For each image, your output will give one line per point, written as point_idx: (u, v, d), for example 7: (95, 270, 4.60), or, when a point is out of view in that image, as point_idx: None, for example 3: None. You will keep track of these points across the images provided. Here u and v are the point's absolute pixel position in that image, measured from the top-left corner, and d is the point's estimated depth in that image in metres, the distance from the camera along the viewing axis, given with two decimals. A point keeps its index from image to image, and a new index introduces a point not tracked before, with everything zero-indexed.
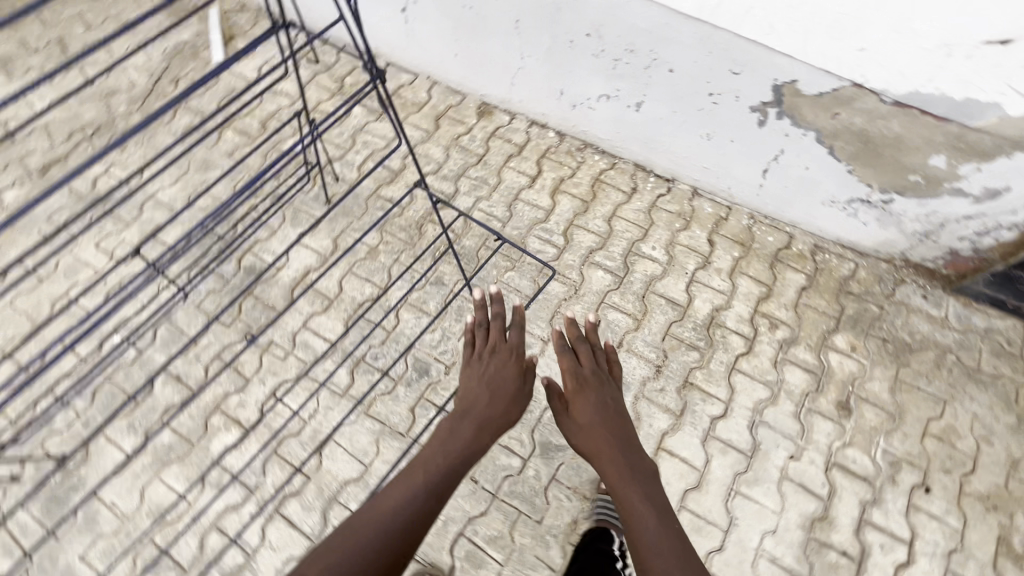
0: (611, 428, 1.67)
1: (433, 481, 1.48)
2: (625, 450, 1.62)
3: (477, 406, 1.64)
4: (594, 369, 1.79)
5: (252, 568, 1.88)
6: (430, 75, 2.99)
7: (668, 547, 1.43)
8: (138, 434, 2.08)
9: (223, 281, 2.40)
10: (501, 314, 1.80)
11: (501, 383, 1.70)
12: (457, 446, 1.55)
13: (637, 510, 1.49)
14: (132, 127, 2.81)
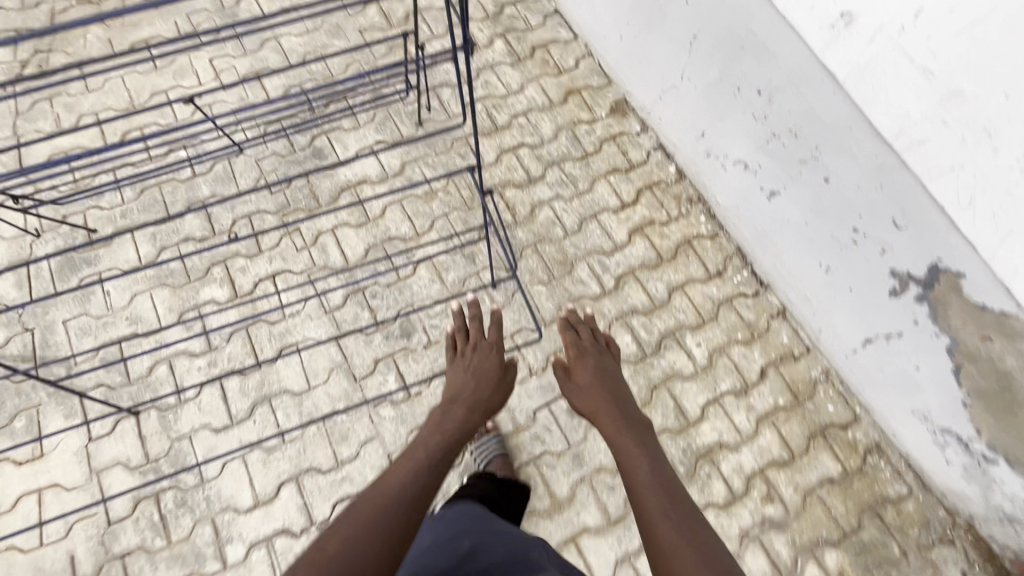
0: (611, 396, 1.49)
1: (429, 461, 1.25)
2: (621, 414, 1.44)
3: (476, 390, 1.51)
4: (597, 350, 1.65)
5: (175, 413, 2.01)
6: (587, 44, 2.68)
7: (667, 493, 1.18)
8: (155, 247, 2.22)
9: (290, 150, 2.42)
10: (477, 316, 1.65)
11: (488, 366, 1.56)
12: (448, 426, 1.38)
13: (633, 467, 1.26)
14: None
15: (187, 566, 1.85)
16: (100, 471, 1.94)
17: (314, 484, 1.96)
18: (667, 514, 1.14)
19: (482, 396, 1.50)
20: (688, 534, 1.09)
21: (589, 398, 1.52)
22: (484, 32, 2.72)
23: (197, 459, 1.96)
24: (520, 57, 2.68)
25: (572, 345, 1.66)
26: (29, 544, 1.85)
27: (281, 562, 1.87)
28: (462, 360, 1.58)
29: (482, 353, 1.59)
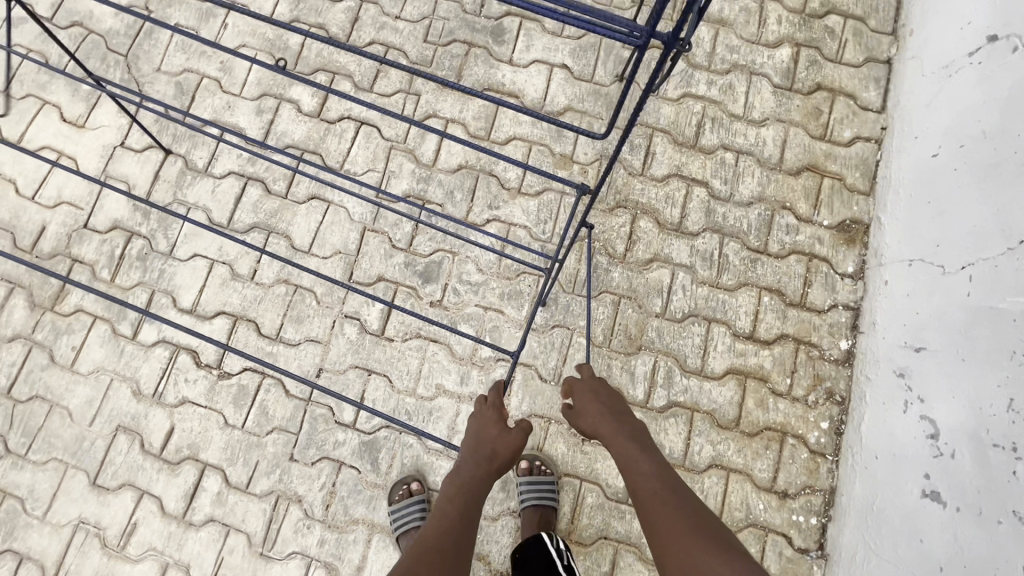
0: (608, 408, 1.29)
1: (459, 518, 1.18)
2: (626, 432, 1.23)
3: (489, 443, 1.30)
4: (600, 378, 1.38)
5: (195, 179, 1.90)
6: (884, 131, 1.89)
7: (670, 506, 1.08)
8: (291, 14, 1.99)
9: (475, 9, 1.99)
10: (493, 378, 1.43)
11: (488, 427, 1.33)
12: (459, 480, 1.23)
13: (644, 497, 1.11)
14: None
15: (108, 311, 1.83)
16: (109, 177, 1.90)
17: (245, 338, 1.80)
18: (678, 532, 1.03)
19: (499, 451, 1.29)
20: (711, 567, 0.96)
21: (592, 429, 1.28)
22: (779, 26, 1.98)
23: (180, 233, 1.87)
24: (792, 84, 1.95)
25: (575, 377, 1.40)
26: (24, 191, 1.89)
27: (171, 374, 1.79)
28: (476, 420, 1.36)
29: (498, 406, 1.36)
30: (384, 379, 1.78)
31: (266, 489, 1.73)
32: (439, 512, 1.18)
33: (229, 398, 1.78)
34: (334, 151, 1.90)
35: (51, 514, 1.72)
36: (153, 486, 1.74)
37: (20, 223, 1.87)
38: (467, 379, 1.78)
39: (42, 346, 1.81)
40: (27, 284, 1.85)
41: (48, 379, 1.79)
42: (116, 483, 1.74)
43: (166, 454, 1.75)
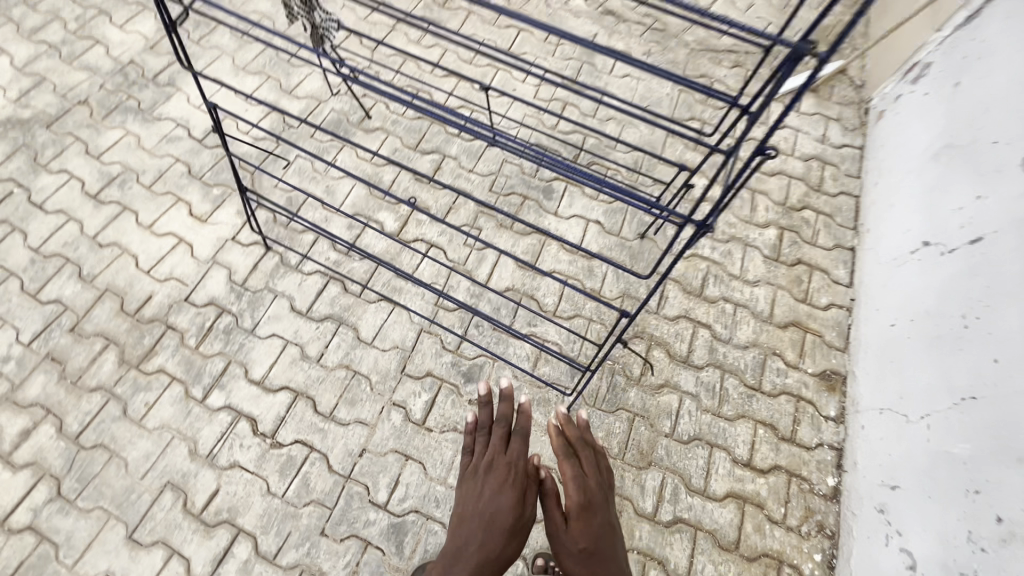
0: (596, 498, 1.47)
1: None
2: (605, 518, 1.46)
3: (488, 510, 1.40)
4: (597, 479, 1.52)
5: (287, 271, 2.27)
6: (855, 302, 2.32)
7: None
8: (389, 158, 2.54)
9: (531, 172, 2.56)
10: (505, 417, 1.61)
11: (500, 494, 1.42)
12: (464, 539, 1.36)
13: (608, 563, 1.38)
14: (674, 52, 2.95)
15: (186, 374, 2.07)
16: (216, 262, 2.28)
17: (303, 413, 2.03)
18: None
19: (495, 523, 1.38)
20: None
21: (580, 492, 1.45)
22: (767, 213, 2.54)
23: (264, 314, 2.19)
24: (778, 257, 2.44)
25: (569, 472, 1.48)
26: (142, 265, 2.25)
27: (229, 438, 1.98)
28: (483, 476, 1.48)
29: (517, 459, 1.49)
30: (419, 465, 1.96)
31: (292, 561, 1.82)
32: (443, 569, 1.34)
33: (276, 466, 1.94)
34: (406, 264, 2.31)
35: (81, 564, 1.79)
36: (185, 546, 1.82)
37: (131, 290, 2.20)
38: None
39: (118, 399, 2.02)
40: (122, 342, 2.11)
41: (116, 430, 1.97)
42: (151, 539, 1.83)
43: (205, 515, 1.86)
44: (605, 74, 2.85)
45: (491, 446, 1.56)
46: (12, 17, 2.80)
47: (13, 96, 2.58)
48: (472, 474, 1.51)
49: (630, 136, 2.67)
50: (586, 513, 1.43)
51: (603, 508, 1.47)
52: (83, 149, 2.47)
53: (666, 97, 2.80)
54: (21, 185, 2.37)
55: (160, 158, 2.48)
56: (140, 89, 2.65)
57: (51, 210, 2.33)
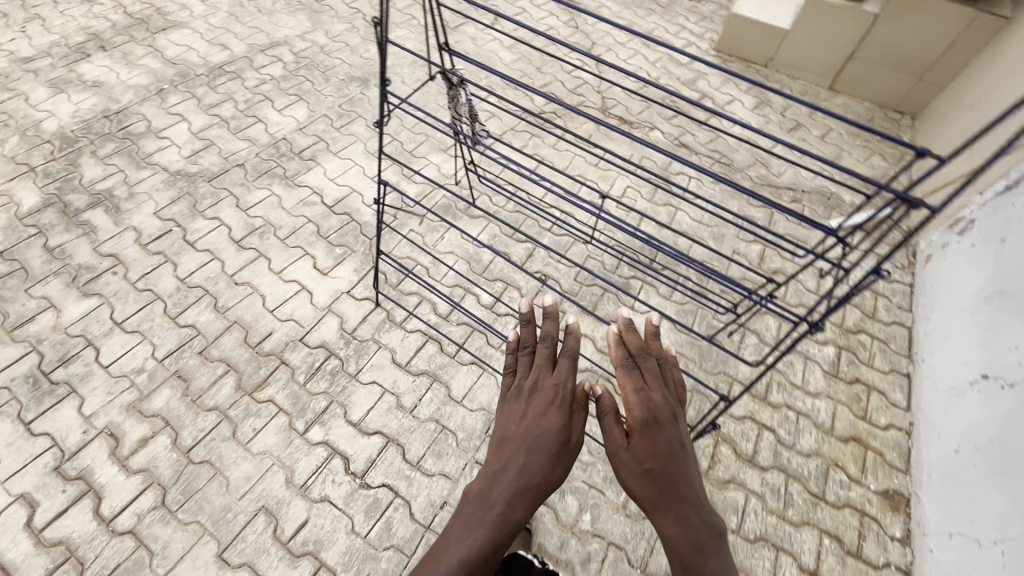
0: (674, 418, 1.25)
1: (497, 498, 1.17)
2: (677, 440, 1.21)
3: (532, 431, 1.26)
4: (664, 395, 1.29)
5: (392, 326, 2.54)
6: (914, 426, 2.44)
7: (690, 517, 1.11)
8: (488, 241, 2.91)
9: (611, 268, 2.87)
10: (552, 334, 1.48)
11: (547, 412, 1.29)
12: (502, 458, 1.23)
13: (678, 491, 1.13)
14: (739, 183, 3.38)
15: (292, 407, 2.26)
16: (331, 309, 2.56)
17: (393, 459, 2.17)
18: (704, 548, 1.08)
19: (540, 440, 1.24)
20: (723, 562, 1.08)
21: (649, 407, 1.24)
22: (825, 331, 2.75)
23: (368, 362, 2.42)
24: (837, 373, 2.61)
25: (630, 385, 1.30)
26: (268, 305, 2.54)
27: (324, 472, 2.12)
28: (526, 396, 1.35)
29: (565, 383, 1.36)
30: None
31: None
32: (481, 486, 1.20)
33: (362, 506, 2.05)
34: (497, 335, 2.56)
35: None
36: (270, 572, 1.90)
37: (256, 325, 2.47)
38: (565, 545, 2.04)
39: (231, 421, 2.20)
40: (241, 369, 2.35)
41: (223, 449, 2.14)
42: (239, 560, 1.92)
43: (292, 544, 1.96)
44: (679, 194, 3.26)
45: (539, 365, 1.44)
46: (194, 93, 3.40)
47: (185, 153, 3.08)
48: (514, 393, 1.37)
49: (700, 249, 3.01)
50: (653, 431, 1.20)
51: (675, 434, 1.21)
52: (234, 203, 2.90)
53: (731, 221, 3.18)
54: (180, 225, 2.77)
55: (295, 217, 2.88)
56: (288, 160, 3.14)
57: (200, 248, 2.70)
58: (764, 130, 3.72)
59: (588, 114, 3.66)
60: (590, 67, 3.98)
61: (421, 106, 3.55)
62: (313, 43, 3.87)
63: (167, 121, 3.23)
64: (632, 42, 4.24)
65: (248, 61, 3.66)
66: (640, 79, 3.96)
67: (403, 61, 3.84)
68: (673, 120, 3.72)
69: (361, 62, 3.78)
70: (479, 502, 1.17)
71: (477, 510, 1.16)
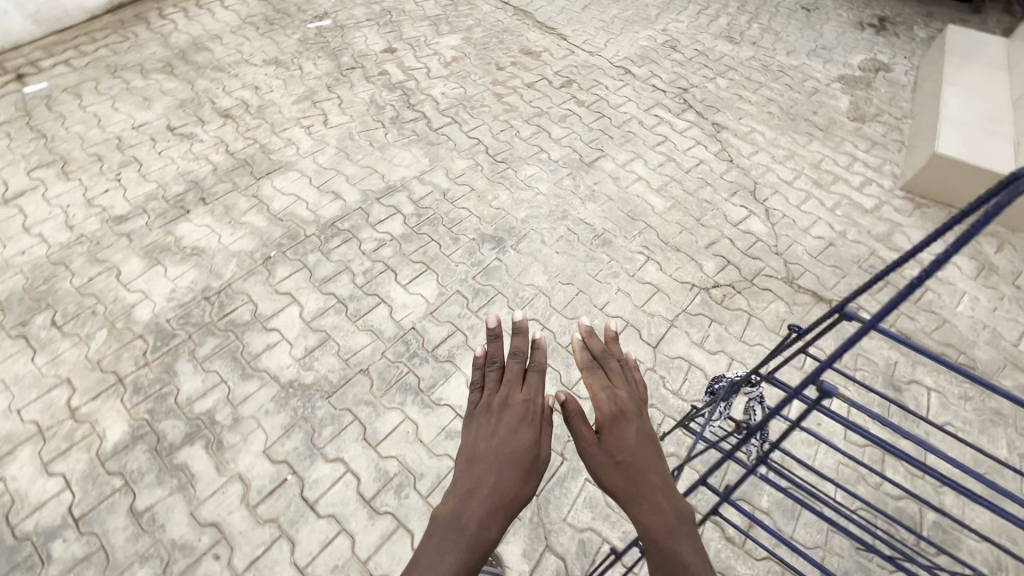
0: (638, 412, 1.31)
1: (473, 518, 1.03)
2: (641, 429, 1.26)
3: (504, 445, 1.16)
4: (628, 392, 1.37)
5: None
6: None
7: (658, 496, 1.14)
8: (692, 501, 2.16)
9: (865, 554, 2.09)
10: (521, 350, 1.39)
11: (519, 429, 1.20)
12: (476, 477, 1.11)
13: (646, 477, 1.17)
14: (996, 399, 2.58)
15: None
16: None
17: None
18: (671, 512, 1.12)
19: (516, 452, 1.15)
20: (689, 527, 1.12)
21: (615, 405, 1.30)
22: None
23: None
24: None
25: (597, 384, 1.39)
26: None
27: None
28: (487, 414, 1.25)
29: (535, 398, 1.28)
30: None
31: None
32: (460, 505, 1.06)
33: None
34: None
35: None
36: None
37: None
38: None
39: None
40: None
41: None
42: None
43: None
44: (921, 419, 2.49)
45: (507, 381, 1.33)
46: (306, 261, 2.89)
47: (297, 354, 2.52)
48: (480, 410, 1.25)
49: (978, 517, 2.21)
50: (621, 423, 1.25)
51: (641, 425, 1.27)
52: (360, 434, 2.28)
53: (1004, 465, 2.37)
54: (297, 472, 2.16)
55: (438, 458, 2.24)
56: (420, 362, 2.53)
57: (323, 514, 2.07)
58: (1003, 313, 2.93)
59: (772, 288, 2.96)
60: (758, 219, 3.32)
61: (568, 278, 2.93)
62: (434, 186, 3.35)
63: (276, 304, 2.70)
64: (799, 180, 3.58)
65: (363, 215, 3.14)
66: (823, 234, 3.26)
67: (538, 210, 3.27)
68: (880, 295, 2.97)
69: (492, 215, 3.23)
70: (452, 524, 1.03)
71: (448, 535, 1.02)
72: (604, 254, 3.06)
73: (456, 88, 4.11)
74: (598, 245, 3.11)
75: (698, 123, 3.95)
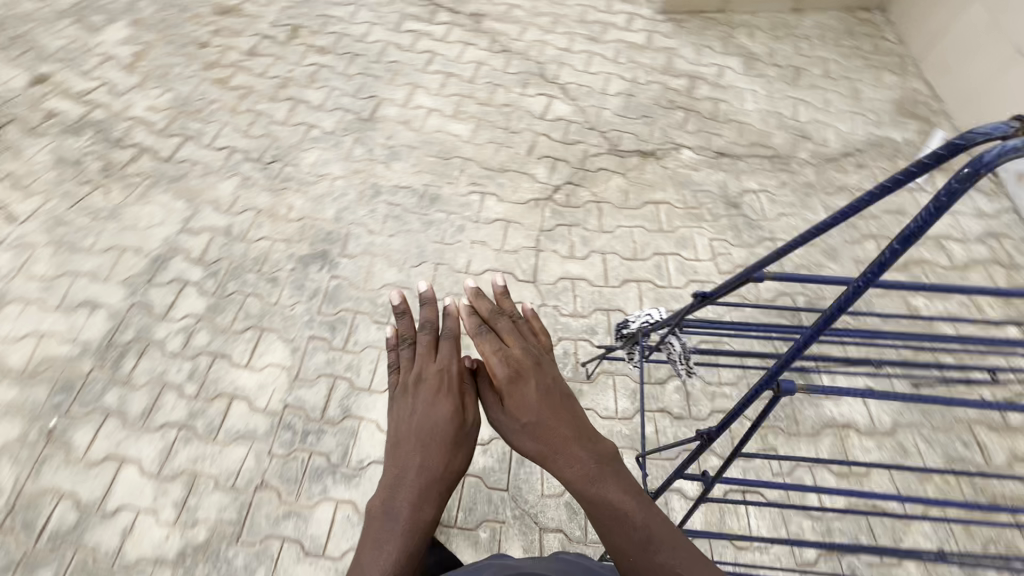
0: (537, 363, 1.13)
1: (404, 508, 0.98)
2: (540, 383, 1.10)
3: (427, 426, 1.06)
4: (522, 347, 1.16)
5: None
6: None
7: (570, 447, 1.02)
8: (635, 404, 2.22)
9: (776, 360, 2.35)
10: (431, 321, 1.22)
11: (436, 404, 1.08)
12: (404, 460, 1.03)
13: (553, 436, 1.03)
14: (801, 174, 2.96)
15: None
16: None
17: None
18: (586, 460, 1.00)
19: (439, 430, 1.05)
20: (610, 469, 1.00)
21: (509, 367, 1.12)
22: (997, 310, 2.53)
23: None
24: None
25: (489, 349, 1.16)
26: None
27: None
28: (403, 394, 1.12)
29: (452, 364, 1.14)
30: None
31: None
32: (390, 495, 1.00)
33: None
34: (737, 530, 1.94)
35: None
36: None
37: None
38: None
39: None
40: None
41: None
42: None
43: None
44: (760, 221, 2.78)
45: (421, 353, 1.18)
46: (107, 405, 2.21)
47: (169, 517, 1.99)
48: (397, 390, 1.13)
49: (830, 279, 2.59)
50: (515, 387, 1.09)
51: (539, 381, 1.10)
52: (298, 553, 1.95)
53: (828, 225, 2.78)
54: None
55: None
56: (318, 437, 2.18)
57: None
58: (777, 95, 3.27)
59: (603, 165, 2.95)
60: (560, 100, 3.20)
61: (419, 257, 2.63)
62: (212, 230, 2.68)
63: (101, 478, 2.06)
64: (576, 42, 3.47)
65: (145, 310, 2.44)
66: (620, 89, 3.26)
67: (347, 199, 2.80)
68: (688, 125, 3.12)
69: (299, 230, 2.70)
70: (386, 519, 0.98)
71: (383, 525, 0.97)
72: (440, 213, 2.77)
73: (164, 94, 3.18)
74: (429, 206, 2.79)
75: (456, 22, 3.56)
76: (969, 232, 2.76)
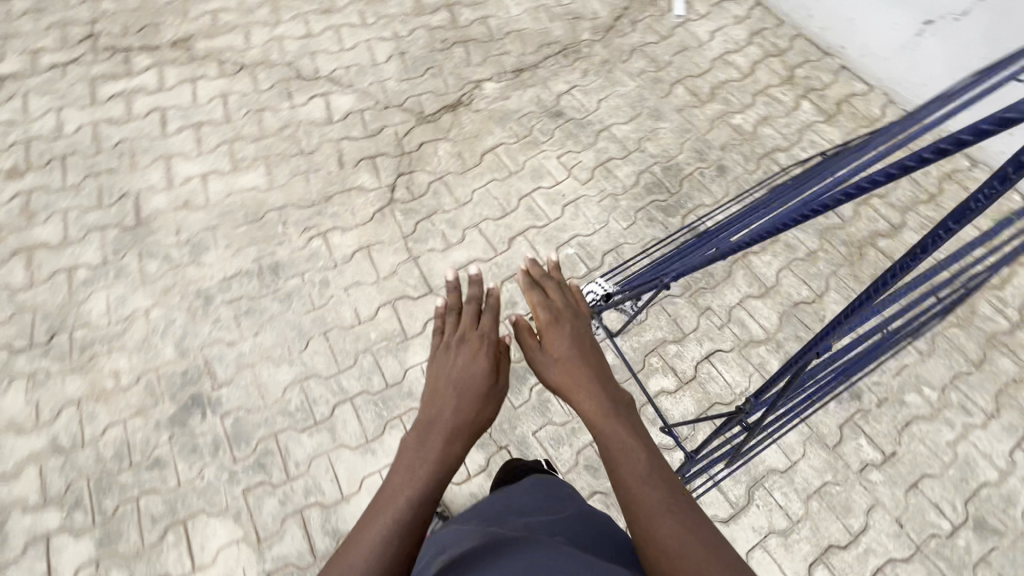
0: (582, 318, 1.13)
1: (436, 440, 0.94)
2: (585, 333, 1.10)
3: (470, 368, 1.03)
4: (571, 302, 1.16)
5: None
6: (887, 94, 2.91)
7: (601, 389, 0.99)
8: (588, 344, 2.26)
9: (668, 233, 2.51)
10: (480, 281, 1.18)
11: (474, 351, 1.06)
12: (438, 396, 1.00)
13: (585, 374, 1.02)
14: (594, 55, 3.00)
15: None
16: None
17: (835, 563, 1.96)
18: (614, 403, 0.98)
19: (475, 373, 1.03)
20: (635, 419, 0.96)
21: (554, 316, 1.11)
22: (789, 95, 2.91)
23: None
24: (829, 113, 2.86)
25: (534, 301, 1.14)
26: None
27: None
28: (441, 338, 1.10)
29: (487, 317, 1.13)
30: (930, 477, 2.10)
31: None
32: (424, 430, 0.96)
33: None
34: (719, 391, 2.21)
35: None
36: None
37: None
38: (950, 421, 2.19)
39: None
40: None
41: None
42: None
43: None
44: (588, 117, 2.82)
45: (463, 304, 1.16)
46: None
47: None
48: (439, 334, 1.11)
49: (668, 138, 2.76)
50: (557, 329, 1.08)
51: (582, 330, 1.10)
52: None
53: (640, 90, 2.90)
54: None
55: None
56: None
57: None
58: None
59: (422, 138, 2.73)
60: (338, 94, 2.83)
61: (303, 336, 2.29)
62: (36, 458, 2.05)
63: None
64: (313, 23, 3.03)
65: None
66: (390, 51, 2.96)
67: (178, 324, 2.29)
68: (473, 57, 2.96)
69: (146, 390, 2.17)
70: (415, 450, 0.94)
71: (412, 456, 0.93)
72: (293, 279, 2.40)
73: None
74: (277, 278, 2.39)
75: (163, 59, 2.88)
76: (739, 40, 3.08)
